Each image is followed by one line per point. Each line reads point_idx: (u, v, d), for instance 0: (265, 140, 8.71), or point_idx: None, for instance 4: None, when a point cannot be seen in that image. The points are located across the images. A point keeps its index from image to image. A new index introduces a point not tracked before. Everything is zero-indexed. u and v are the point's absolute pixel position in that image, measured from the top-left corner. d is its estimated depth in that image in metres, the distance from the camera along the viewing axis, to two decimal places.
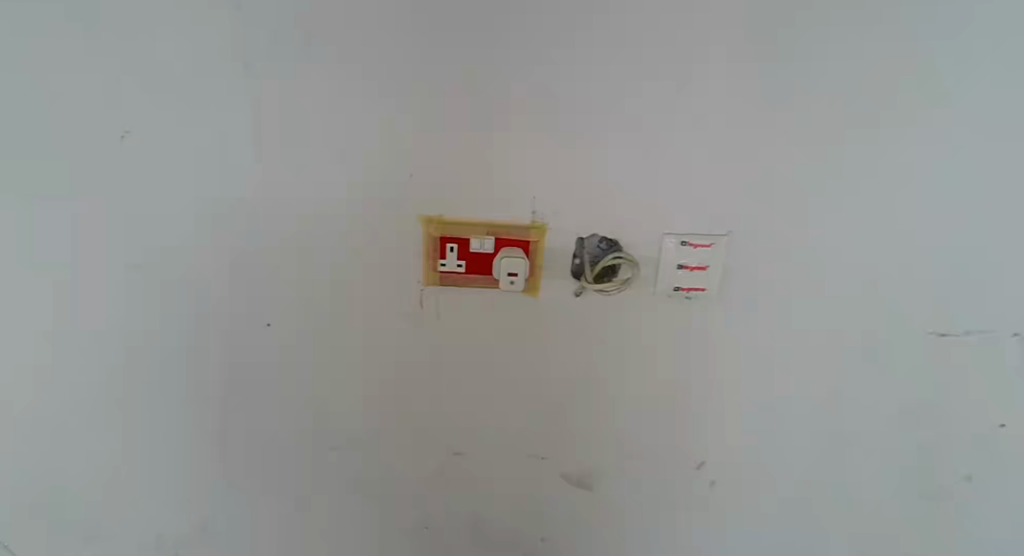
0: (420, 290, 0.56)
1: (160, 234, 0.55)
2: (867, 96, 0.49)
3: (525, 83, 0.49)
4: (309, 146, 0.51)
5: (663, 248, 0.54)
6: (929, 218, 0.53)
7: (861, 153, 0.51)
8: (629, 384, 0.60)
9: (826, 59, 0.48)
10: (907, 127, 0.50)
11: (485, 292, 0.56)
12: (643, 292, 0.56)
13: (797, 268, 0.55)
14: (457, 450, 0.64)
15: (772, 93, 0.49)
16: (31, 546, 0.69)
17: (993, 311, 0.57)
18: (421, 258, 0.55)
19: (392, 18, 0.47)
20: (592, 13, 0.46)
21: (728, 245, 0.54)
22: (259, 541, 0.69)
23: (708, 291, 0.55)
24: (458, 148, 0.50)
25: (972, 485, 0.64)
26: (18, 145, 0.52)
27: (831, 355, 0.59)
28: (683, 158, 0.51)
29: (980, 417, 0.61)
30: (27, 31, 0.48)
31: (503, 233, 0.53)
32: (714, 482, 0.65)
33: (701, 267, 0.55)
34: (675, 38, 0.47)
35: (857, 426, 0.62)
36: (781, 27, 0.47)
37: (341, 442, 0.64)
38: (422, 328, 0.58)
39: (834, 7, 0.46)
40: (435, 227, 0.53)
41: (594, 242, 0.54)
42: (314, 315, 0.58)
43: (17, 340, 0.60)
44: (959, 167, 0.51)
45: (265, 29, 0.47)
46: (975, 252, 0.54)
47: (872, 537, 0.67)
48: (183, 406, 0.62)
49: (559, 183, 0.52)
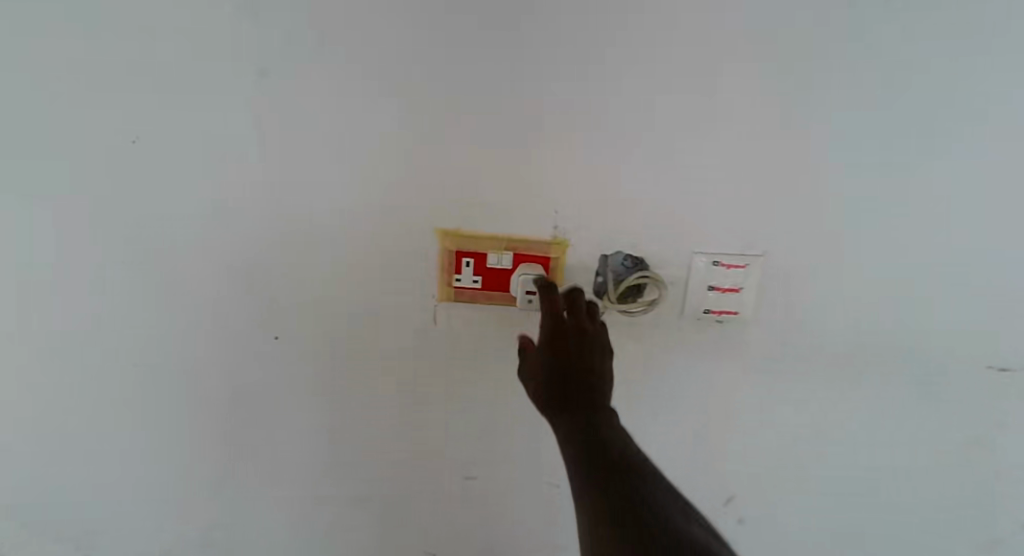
0: (434, 305, 0.56)
1: (161, 232, 0.53)
2: (897, 108, 0.47)
3: (524, 109, 0.47)
4: (309, 149, 0.50)
5: (693, 268, 0.53)
6: (927, 220, 0.51)
7: (862, 153, 0.48)
8: (637, 387, 0.59)
9: (827, 71, 0.45)
10: (934, 141, 0.48)
11: (500, 306, 0.55)
12: (671, 312, 0.55)
13: (831, 288, 0.54)
14: (468, 476, 0.65)
15: (771, 96, 0.46)
16: (35, 547, 0.68)
17: (996, 317, 0.55)
18: (436, 273, 0.54)
19: (389, 12, 0.45)
20: (601, 27, 0.44)
21: (763, 266, 0.53)
22: (262, 545, 0.68)
23: (740, 314, 0.55)
24: (464, 160, 0.50)
25: (994, 508, 0.65)
26: (16, 145, 0.51)
27: (844, 366, 0.57)
28: (692, 172, 0.49)
29: (986, 422, 0.60)
30: (26, 30, 0.47)
31: (522, 248, 0.53)
32: (741, 521, 0.67)
33: (734, 288, 0.53)
34: (707, 39, 0.44)
35: (871, 436, 0.61)
36: (782, 27, 0.44)
37: (355, 457, 0.64)
38: (429, 344, 0.58)
39: (834, 6, 0.43)
40: (450, 240, 0.53)
41: (618, 259, 0.52)
42: (332, 317, 0.57)
43: (18, 341, 0.58)
44: (960, 169, 0.49)
45: (279, 29, 0.46)
46: (976, 253, 0.52)
47: (872, 539, 0.67)
48: (186, 406, 0.61)
49: (570, 183, 0.50)
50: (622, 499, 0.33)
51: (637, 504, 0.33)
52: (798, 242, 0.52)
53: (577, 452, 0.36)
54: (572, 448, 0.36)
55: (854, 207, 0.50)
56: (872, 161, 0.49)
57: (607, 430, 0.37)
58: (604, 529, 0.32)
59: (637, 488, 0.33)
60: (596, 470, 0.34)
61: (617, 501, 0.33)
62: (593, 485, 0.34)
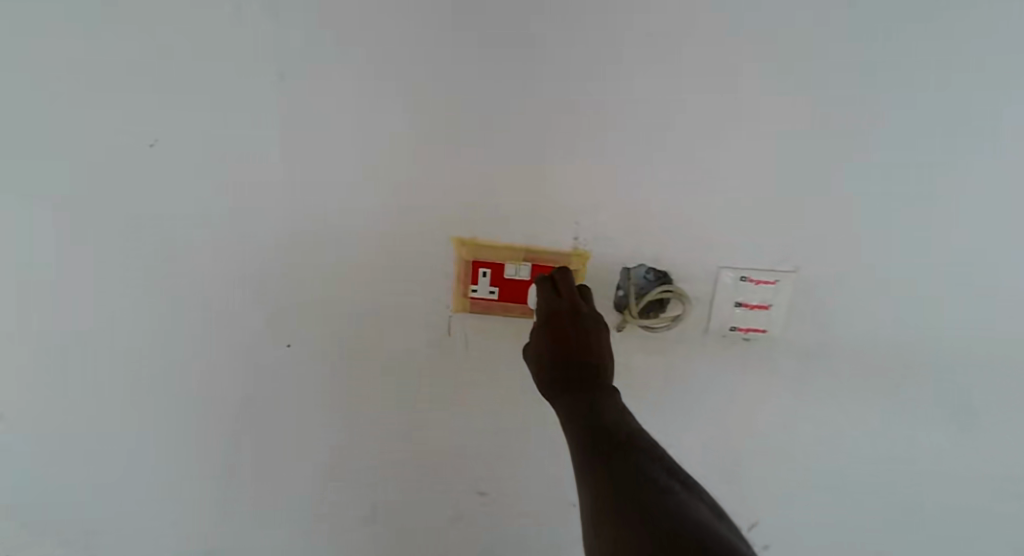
0: (449, 315, 0.56)
1: (164, 233, 0.53)
2: (922, 106, 0.45)
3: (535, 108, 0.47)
4: (316, 150, 0.49)
5: (719, 283, 0.53)
6: (917, 216, 0.49)
7: (892, 150, 0.47)
8: (644, 389, 0.59)
9: (828, 70, 0.44)
10: (958, 140, 0.46)
11: (518, 316, 0.55)
12: (696, 328, 0.55)
13: (853, 298, 0.53)
14: (480, 491, 0.65)
15: (771, 96, 0.45)
16: (43, 547, 0.68)
17: (1003, 317, 0.54)
18: (452, 283, 0.54)
19: (389, 10, 0.43)
20: (614, 26, 0.43)
21: (795, 282, 0.53)
22: (271, 548, 0.68)
23: (769, 332, 0.55)
24: (471, 159, 0.49)
25: (1008, 516, 0.64)
26: (14, 146, 0.50)
27: (864, 375, 0.57)
28: (712, 176, 0.49)
29: (990, 424, 0.59)
30: (25, 30, 0.45)
31: (540, 258, 0.52)
32: (767, 546, 0.69)
33: (763, 305, 0.53)
34: (716, 39, 0.43)
35: (888, 446, 0.60)
36: (782, 27, 0.43)
37: (370, 464, 0.63)
38: (442, 350, 0.57)
39: (834, 6, 0.42)
40: (466, 249, 0.52)
41: (640, 272, 0.53)
42: (339, 319, 0.56)
43: (18, 344, 0.57)
44: (963, 168, 0.47)
45: (277, 28, 0.44)
46: (976, 254, 0.51)
47: (878, 539, 0.67)
48: (196, 407, 0.60)
49: (583, 186, 0.50)
50: (625, 473, 0.31)
51: (636, 476, 0.31)
52: (810, 252, 0.51)
53: (578, 430, 0.35)
54: (575, 430, 0.35)
55: (873, 207, 0.49)
56: (874, 162, 0.47)
57: (609, 410, 0.35)
58: (604, 504, 0.31)
59: (637, 463, 0.32)
60: (599, 448, 0.33)
61: (619, 475, 0.31)
62: (595, 462, 0.32)
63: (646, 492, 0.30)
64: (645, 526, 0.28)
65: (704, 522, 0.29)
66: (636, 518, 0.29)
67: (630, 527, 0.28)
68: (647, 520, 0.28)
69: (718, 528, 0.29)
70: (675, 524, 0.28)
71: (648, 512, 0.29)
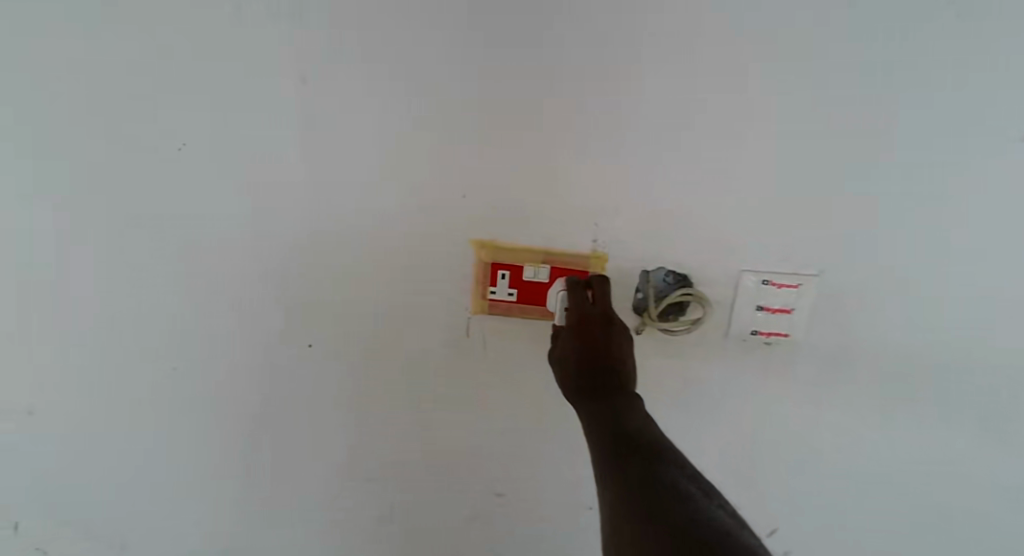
0: (466, 317, 0.56)
1: (169, 233, 0.53)
2: (937, 106, 0.45)
3: (547, 107, 0.47)
4: (327, 149, 0.49)
5: (740, 286, 0.53)
6: (927, 216, 0.50)
7: (905, 150, 0.47)
8: (660, 390, 0.59)
9: (827, 71, 0.45)
10: (968, 139, 0.47)
11: (535, 319, 0.55)
12: (716, 331, 0.56)
13: (867, 300, 0.53)
14: (497, 492, 0.65)
15: (771, 96, 0.46)
16: (69, 547, 0.68)
17: (1007, 317, 0.53)
18: (470, 285, 0.54)
19: (396, 11, 0.44)
20: (621, 27, 0.44)
21: (816, 286, 0.53)
22: (287, 549, 0.68)
23: (790, 336, 0.55)
24: (484, 160, 0.49)
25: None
26: (14, 146, 0.50)
27: (876, 376, 0.57)
28: (723, 175, 0.49)
29: (998, 426, 0.58)
30: (25, 30, 0.46)
31: (559, 260, 0.52)
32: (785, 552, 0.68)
33: (785, 309, 0.54)
34: (717, 38, 0.44)
35: (902, 447, 0.60)
36: (782, 27, 0.43)
37: (383, 468, 0.64)
38: (461, 352, 0.57)
39: (834, 6, 0.42)
40: (486, 251, 0.53)
41: (660, 275, 0.52)
42: (360, 319, 0.56)
43: (18, 342, 0.58)
44: (968, 168, 0.48)
45: (280, 29, 0.45)
46: (976, 254, 0.51)
47: (892, 543, 0.66)
48: (210, 407, 0.60)
49: (599, 187, 0.50)
50: (644, 477, 0.32)
51: (654, 481, 0.31)
52: (810, 251, 0.51)
53: (600, 437, 0.35)
54: (596, 431, 0.36)
55: (890, 207, 0.49)
56: (882, 162, 0.48)
57: (632, 419, 0.36)
58: (620, 506, 0.31)
59: (660, 471, 0.32)
60: (618, 450, 0.33)
61: (636, 478, 0.32)
62: (613, 463, 0.33)
63: (664, 497, 0.30)
64: (661, 529, 0.29)
65: (727, 532, 0.29)
66: (659, 527, 0.29)
67: (654, 536, 0.29)
68: (664, 523, 0.29)
69: (743, 539, 0.29)
70: (698, 534, 0.28)
71: (671, 520, 0.29)
